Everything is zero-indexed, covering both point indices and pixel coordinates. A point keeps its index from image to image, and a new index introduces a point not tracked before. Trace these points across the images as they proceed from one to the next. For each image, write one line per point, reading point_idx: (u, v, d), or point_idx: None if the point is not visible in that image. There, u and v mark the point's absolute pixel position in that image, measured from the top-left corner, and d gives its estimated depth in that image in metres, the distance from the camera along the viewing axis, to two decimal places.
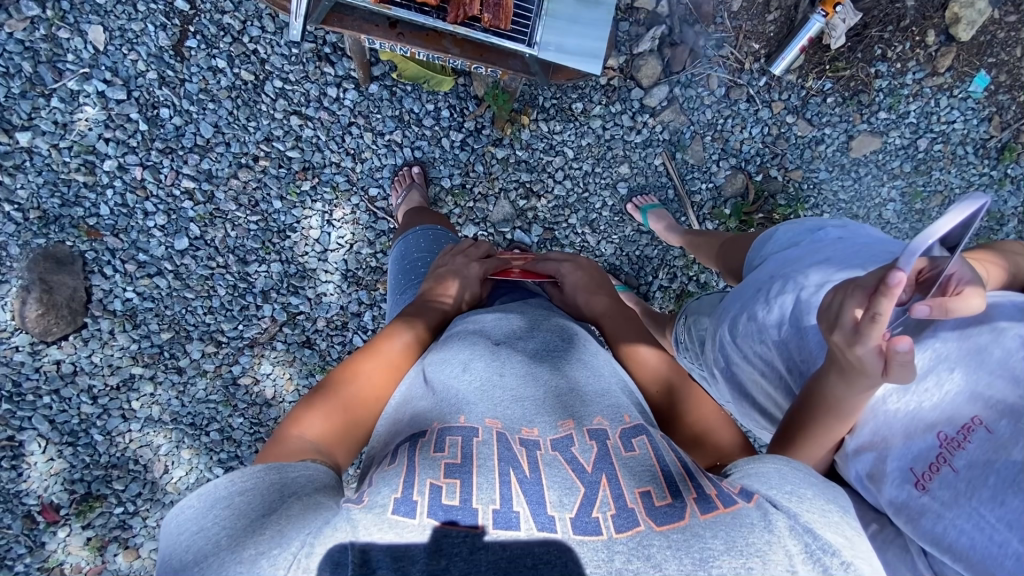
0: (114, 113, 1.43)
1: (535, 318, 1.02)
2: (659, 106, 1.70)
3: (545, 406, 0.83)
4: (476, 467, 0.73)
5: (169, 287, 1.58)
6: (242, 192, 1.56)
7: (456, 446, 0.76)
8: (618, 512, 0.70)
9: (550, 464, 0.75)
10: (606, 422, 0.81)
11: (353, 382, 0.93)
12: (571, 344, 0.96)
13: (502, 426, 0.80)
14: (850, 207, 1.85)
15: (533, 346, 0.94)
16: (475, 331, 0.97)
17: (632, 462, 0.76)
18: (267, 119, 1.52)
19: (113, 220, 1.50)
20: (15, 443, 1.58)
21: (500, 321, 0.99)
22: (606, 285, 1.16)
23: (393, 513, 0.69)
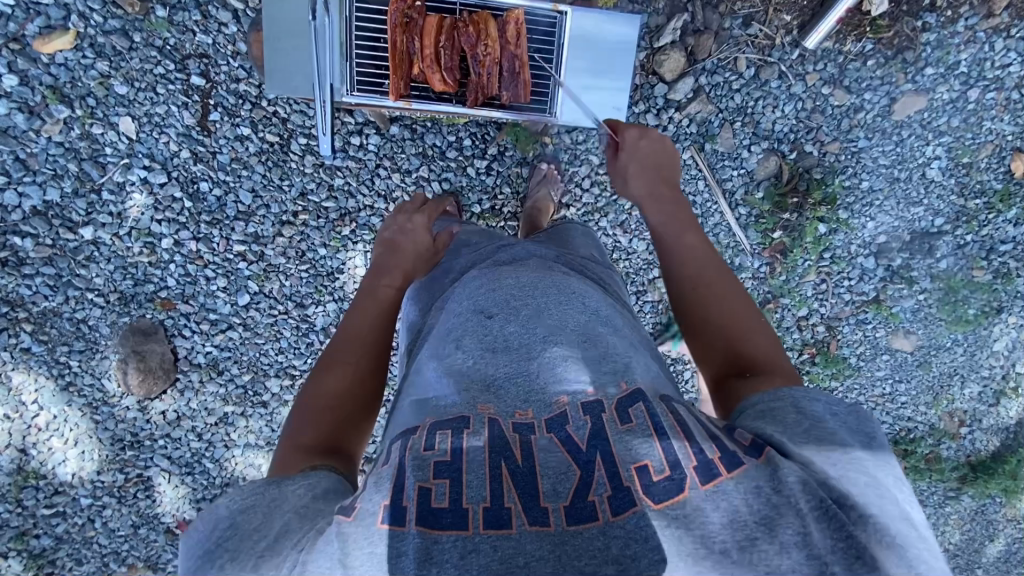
0: (160, 196, 1.51)
1: (528, 276, 1.00)
2: (684, 99, 1.65)
3: (536, 381, 0.83)
4: (467, 465, 0.74)
5: (241, 337, 1.71)
6: (290, 246, 1.63)
7: (445, 441, 0.77)
8: (615, 493, 0.70)
9: (544, 446, 0.76)
10: (601, 392, 0.81)
11: (346, 375, 0.99)
12: (564, 304, 0.94)
13: (493, 410, 0.81)
14: (892, 171, 1.79)
15: (523, 313, 0.93)
16: (462, 298, 0.99)
17: (628, 436, 0.75)
18: (299, 175, 1.56)
19: (180, 289, 1.62)
20: (145, 477, 1.81)
21: (491, 284, 0.99)
22: (669, 158, 1.17)
23: (382, 523, 0.70)
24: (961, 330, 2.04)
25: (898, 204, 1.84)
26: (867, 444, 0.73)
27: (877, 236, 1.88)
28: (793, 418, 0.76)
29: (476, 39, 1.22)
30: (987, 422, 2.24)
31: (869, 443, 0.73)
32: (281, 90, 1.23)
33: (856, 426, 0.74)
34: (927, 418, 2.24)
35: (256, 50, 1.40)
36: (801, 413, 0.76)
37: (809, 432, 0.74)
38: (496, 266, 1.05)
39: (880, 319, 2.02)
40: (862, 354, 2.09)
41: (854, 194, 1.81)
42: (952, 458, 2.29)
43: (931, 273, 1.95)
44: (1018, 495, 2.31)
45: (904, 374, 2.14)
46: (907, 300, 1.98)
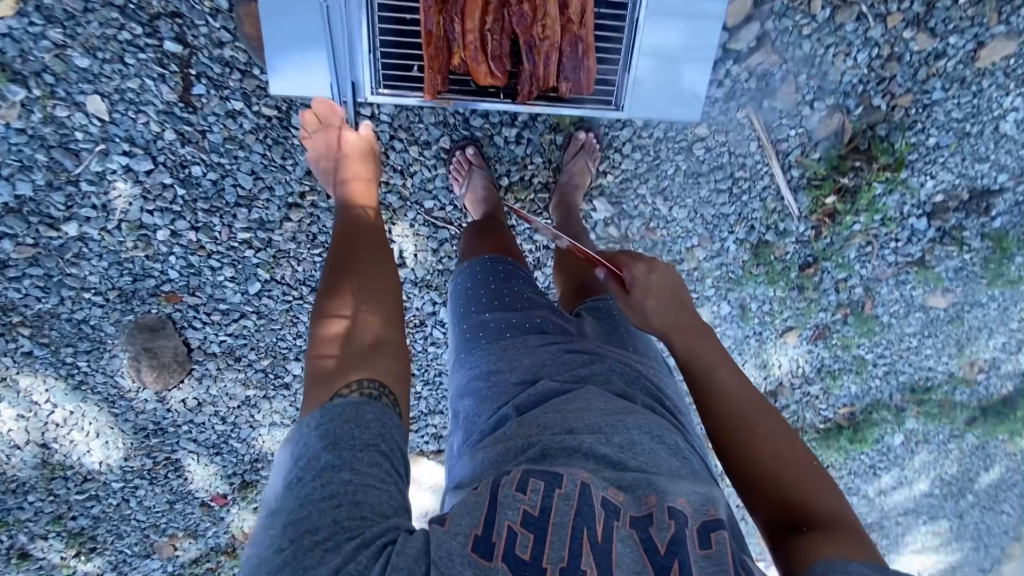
0: (148, 184, 1.34)
1: (614, 402, 0.89)
2: (746, 50, 1.48)
3: (626, 486, 0.76)
4: (553, 522, 0.70)
5: (256, 325, 1.59)
6: (299, 231, 1.47)
7: (538, 493, 0.72)
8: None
9: (623, 537, 0.71)
10: (689, 506, 0.75)
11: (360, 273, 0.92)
12: (656, 438, 0.84)
13: (589, 477, 0.75)
14: (963, 125, 1.61)
15: (620, 442, 0.82)
16: (544, 418, 0.87)
17: (704, 561, 0.70)
18: (304, 152, 1.36)
19: (185, 281, 1.48)
20: (173, 458, 1.77)
21: (574, 403, 0.87)
22: (685, 295, 0.99)
23: (472, 550, 0.68)
24: (999, 287, 1.97)
25: (963, 160, 1.67)
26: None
27: (934, 195, 1.73)
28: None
29: (531, 19, 1.19)
30: (1006, 368, 2.23)
31: None
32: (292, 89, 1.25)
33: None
34: (947, 366, 2.19)
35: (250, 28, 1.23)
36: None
37: None
38: (572, 382, 0.93)
39: (921, 280, 1.92)
40: (895, 312, 2.02)
41: (919, 152, 1.63)
42: (963, 402, 2.28)
43: (982, 232, 1.83)
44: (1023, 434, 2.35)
45: (933, 330, 2.08)
46: (951, 260, 1.88)
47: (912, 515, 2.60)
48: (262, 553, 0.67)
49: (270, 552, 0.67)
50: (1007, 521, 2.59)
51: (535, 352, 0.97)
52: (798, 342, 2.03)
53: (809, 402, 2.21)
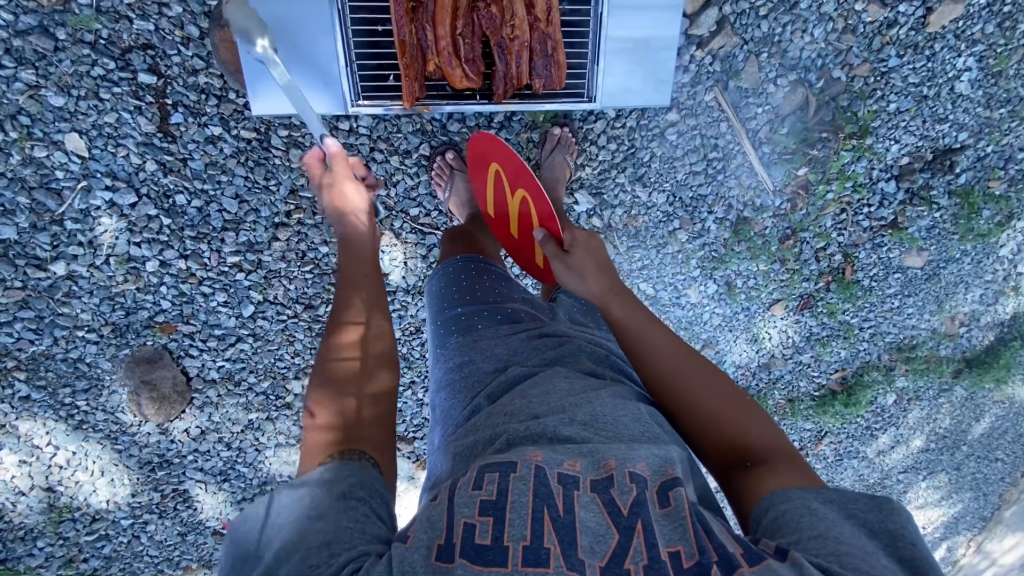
0: (133, 217, 1.36)
1: (579, 380, 0.89)
2: (708, 34, 1.53)
3: (585, 457, 0.74)
4: (511, 503, 0.68)
5: (253, 348, 1.59)
6: (288, 249, 1.48)
7: (493, 481, 0.70)
8: (649, 565, 0.64)
9: (584, 506, 0.69)
10: (649, 468, 0.73)
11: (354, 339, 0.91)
12: (622, 405, 0.84)
13: (543, 457, 0.73)
14: (920, 89, 1.68)
15: (581, 417, 0.81)
16: (507, 401, 0.87)
17: (665, 520, 0.68)
18: (286, 172, 1.38)
19: (177, 310, 1.49)
20: (181, 490, 1.75)
21: (540, 386, 0.88)
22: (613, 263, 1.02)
23: (436, 560, 0.65)
24: (972, 242, 2.01)
25: (924, 122, 1.74)
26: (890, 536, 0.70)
27: (900, 158, 1.80)
28: (806, 520, 0.70)
29: (500, 23, 1.24)
30: (986, 320, 2.26)
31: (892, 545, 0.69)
32: (275, 108, 1.26)
33: (873, 522, 0.71)
34: (930, 324, 2.23)
35: (225, 52, 1.23)
36: (815, 516, 0.70)
37: (820, 537, 0.68)
38: (541, 365, 0.94)
39: (896, 242, 1.98)
40: (876, 276, 2.06)
41: (882, 118, 1.69)
42: (949, 356, 2.32)
43: (949, 190, 1.89)
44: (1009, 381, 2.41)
45: (913, 290, 2.12)
46: (923, 220, 1.93)
47: (915, 473, 2.65)
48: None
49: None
50: (1002, 467, 2.67)
51: (505, 341, 1.00)
52: (785, 314, 2.08)
53: (802, 370, 2.24)
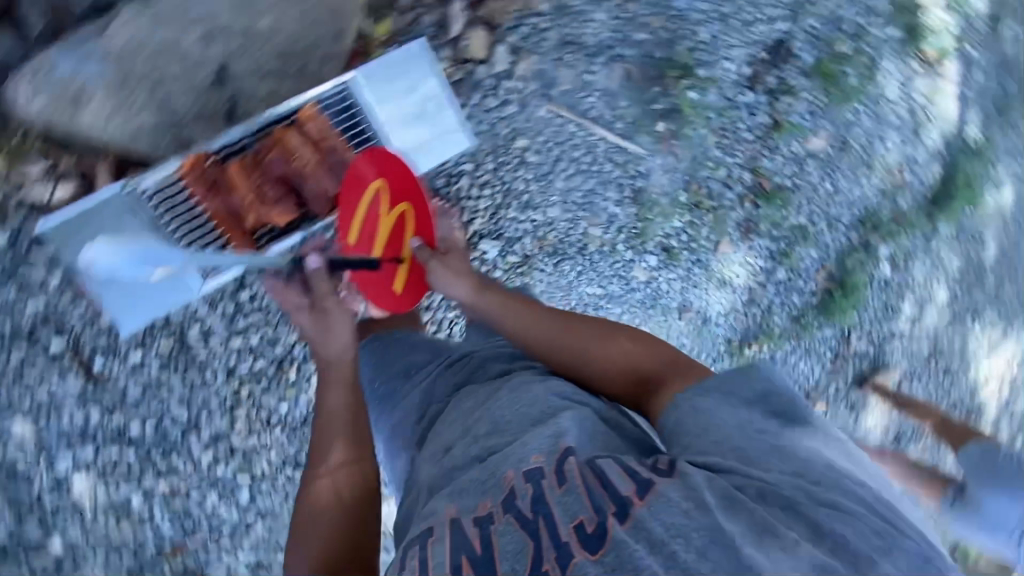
0: (101, 465, 1.46)
1: (478, 397, 1.03)
2: (509, 66, 1.66)
3: (489, 483, 0.85)
4: (435, 564, 0.78)
5: (267, 526, 1.58)
6: (250, 422, 1.54)
7: (418, 562, 0.80)
8: (559, 554, 0.75)
9: (501, 532, 0.79)
10: (540, 460, 0.84)
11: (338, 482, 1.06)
12: (517, 399, 0.97)
13: (455, 512, 0.84)
14: (719, 10, 1.78)
15: (484, 435, 0.94)
16: (429, 450, 1.00)
17: (563, 499, 0.80)
18: (214, 358, 1.50)
19: (180, 530, 1.52)
20: None
21: (451, 415, 1.03)
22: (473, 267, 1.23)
23: None
24: (855, 101, 1.89)
25: (742, 31, 1.81)
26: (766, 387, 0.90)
27: (744, 67, 1.85)
28: (694, 423, 0.87)
29: (285, 162, 1.36)
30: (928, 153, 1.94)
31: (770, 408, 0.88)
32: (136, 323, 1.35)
33: (745, 392, 0.89)
34: (875, 187, 1.96)
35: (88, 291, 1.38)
36: (701, 414, 0.88)
37: (718, 439, 0.84)
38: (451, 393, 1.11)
39: (790, 136, 1.92)
40: (792, 174, 1.96)
41: (702, 48, 1.80)
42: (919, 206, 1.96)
43: (803, 69, 1.86)
44: None
45: (834, 167, 1.95)
46: (801, 105, 1.90)
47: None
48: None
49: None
50: None
51: (421, 386, 1.16)
52: (736, 248, 2.03)
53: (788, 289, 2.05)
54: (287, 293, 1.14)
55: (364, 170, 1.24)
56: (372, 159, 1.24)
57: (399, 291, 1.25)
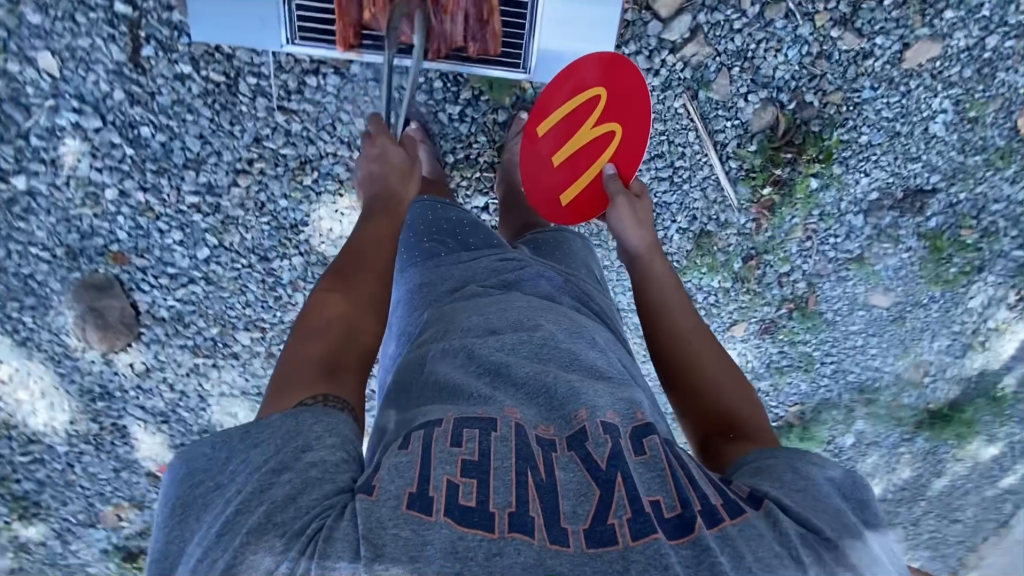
0: (96, 142, 1.44)
1: (524, 301, 0.94)
2: (681, 40, 1.58)
3: (536, 393, 0.79)
4: (494, 468, 0.70)
5: (206, 291, 1.64)
6: (247, 197, 1.55)
7: (473, 441, 0.72)
8: (634, 516, 0.66)
9: (566, 466, 0.71)
10: (618, 417, 0.76)
11: (361, 301, 0.93)
12: (583, 334, 0.90)
13: (521, 415, 0.76)
14: (893, 125, 1.68)
15: (528, 350, 0.84)
16: (472, 317, 0.91)
17: (643, 469, 0.72)
18: (251, 119, 1.47)
19: (133, 243, 1.55)
20: (120, 425, 1.77)
21: (497, 303, 0.93)
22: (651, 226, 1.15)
23: (407, 508, 0.65)
24: (940, 288, 1.92)
25: (895, 159, 1.73)
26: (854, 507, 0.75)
27: (869, 193, 1.77)
28: (788, 476, 0.76)
29: None
30: (952, 372, 2.10)
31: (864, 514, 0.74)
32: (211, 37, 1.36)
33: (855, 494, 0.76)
34: (892, 367, 2.08)
35: None
36: (799, 475, 0.76)
37: (803, 491, 0.73)
38: (498, 287, 0.99)
39: (861, 276, 1.90)
40: (839, 309, 1.95)
41: (852, 149, 1.70)
42: (912, 405, 2.16)
43: (921, 234, 1.84)
44: (970, 436, 2.24)
45: (879, 329, 2.00)
46: (890, 258, 1.87)
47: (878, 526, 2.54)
48: (197, 568, 0.64)
49: (204, 568, 0.64)
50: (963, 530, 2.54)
51: (466, 266, 1.05)
52: (745, 337, 1.98)
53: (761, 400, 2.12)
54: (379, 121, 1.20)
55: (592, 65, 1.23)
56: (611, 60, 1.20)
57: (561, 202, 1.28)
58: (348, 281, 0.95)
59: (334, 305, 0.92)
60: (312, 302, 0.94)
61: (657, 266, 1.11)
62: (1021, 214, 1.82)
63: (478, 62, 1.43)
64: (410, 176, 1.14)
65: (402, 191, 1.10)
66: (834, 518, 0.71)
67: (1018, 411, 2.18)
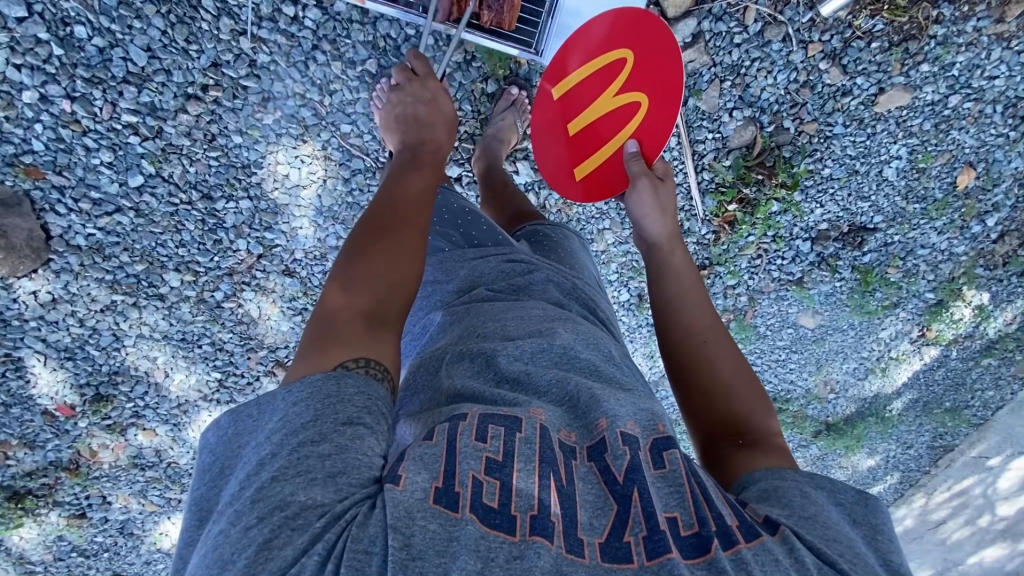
0: (18, 35, 1.24)
1: (540, 309, 0.91)
2: (682, 44, 1.60)
3: (558, 400, 0.77)
4: (518, 470, 0.66)
5: (133, 224, 1.46)
6: (195, 126, 1.39)
7: (498, 439, 0.68)
8: (650, 535, 0.63)
9: (584, 478, 0.69)
10: (638, 428, 0.74)
11: (399, 255, 0.82)
12: (595, 344, 0.87)
13: (546, 418, 0.73)
14: (854, 163, 1.77)
15: (547, 360, 0.81)
16: (486, 322, 0.88)
17: (660, 484, 0.69)
18: (211, 41, 1.32)
19: (51, 156, 1.35)
20: (14, 357, 1.57)
21: (513, 311, 0.90)
22: (673, 213, 1.13)
23: (434, 503, 0.62)
24: (860, 318, 2.07)
25: (848, 195, 1.82)
26: (864, 535, 0.73)
27: (819, 223, 1.86)
28: (798, 501, 0.73)
29: None
30: (853, 393, 2.31)
31: (870, 538, 0.72)
32: None
33: (858, 514, 0.75)
34: (805, 382, 2.26)
35: None
36: (807, 499, 0.74)
37: (813, 519, 0.71)
38: (508, 292, 0.96)
39: (797, 299, 2.01)
40: (771, 325, 2.08)
41: (813, 179, 1.78)
42: (814, 417, 2.36)
43: (856, 268, 1.95)
44: (857, 450, 2.49)
45: (800, 347, 2.15)
46: (825, 285, 1.98)
47: None
48: (226, 534, 0.58)
49: (234, 536, 0.57)
50: None
51: (473, 266, 1.02)
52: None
53: None
54: (424, 64, 1.23)
55: (608, 34, 1.21)
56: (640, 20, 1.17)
57: (579, 177, 1.27)
58: (382, 231, 0.84)
59: (369, 259, 0.80)
60: (345, 250, 0.83)
61: (677, 256, 1.09)
62: (941, 261, 1.96)
63: (487, 33, 1.36)
64: (455, 128, 1.14)
65: (444, 141, 1.10)
66: (841, 539, 0.69)
67: (899, 432, 2.45)
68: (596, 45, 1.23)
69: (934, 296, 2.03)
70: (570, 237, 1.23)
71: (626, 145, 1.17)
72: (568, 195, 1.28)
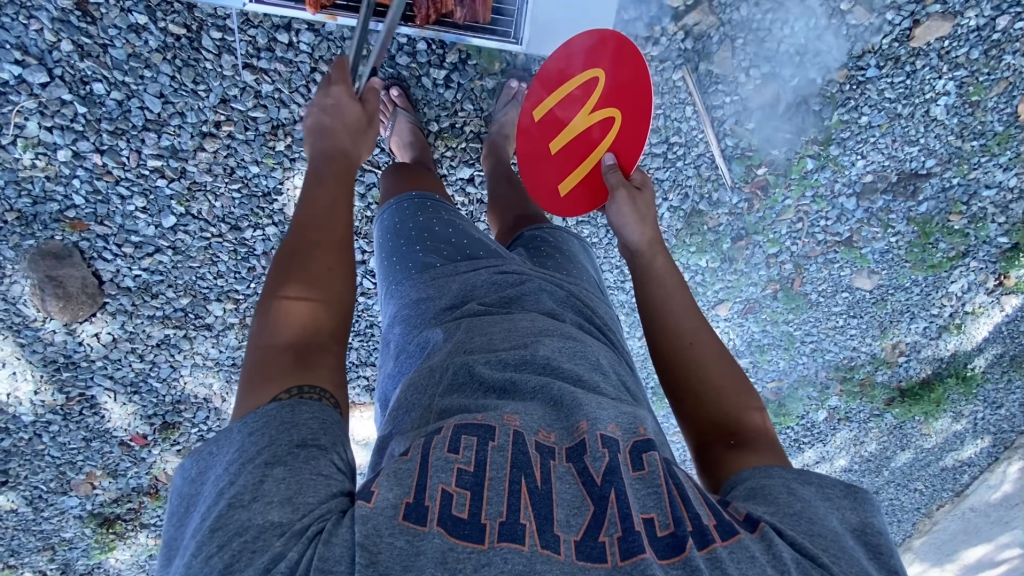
0: (45, 99, 1.33)
1: (523, 319, 0.89)
2: (683, 7, 1.52)
3: (544, 410, 0.75)
4: (490, 479, 0.65)
5: (173, 262, 1.55)
6: (214, 162, 1.45)
7: (471, 449, 0.67)
8: (624, 536, 0.61)
9: (562, 478, 0.67)
10: (620, 431, 0.71)
11: (329, 270, 0.84)
12: (583, 347, 0.85)
13: (521, 424, 0.71)
14: (895, 106, 1.62)
15: (535, 370, 0.79)
16: (469, 335, 0.86)
17: (639, 485, 0.67)
18: (216, 79, 1.37)
19: (91, 209, 1.45)
20: (87, 396, 1.69)
21: (501, 323, 0.88)
22: (654, 217, 1.08)
23: (404, 518, 0.61)
24: (923, 273, 1.90)
25: (893, 142, 1.67)
26: (856, 529, 0.70)
27: (863, 175, 1.72)
28: (783, 499, 0.71)
29: None
30: (927, 353, 2.12)
31: (859, 533, 0.69)
32: None
33: (847, 509, 0.71)
34: (870, 348, 2.09)
35: None
36: (793, 496, 0.71)
37: (797, 515, 0.68)
38: (500, 305, 0.94)
39: (848, 260, 1.87)
40: (823, 291, 1.94)
41: (850, 130, 1.65)
42: (884, 384, 2.18)
43: (912, 219, 1.79)
44: (938, 415, 2.30)
45: (859, 311, 1.99)
46: (878, 242, 1.83)
47: None
48: (191, 565, 0.59)
49: (198, 566, 0.59)
50: (920, 498, 2.62)
51: (466, 278, 0.98)
52: (727, 317, 1.98)
53: None
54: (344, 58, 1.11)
55: (595, 47, 1.15)
56: (609, 38, 1.13)
57: (563, 194, 1.21)
58: (299, 260, 0.84)
59: (302, 285, 0.83)
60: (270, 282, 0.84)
61: (658, 262, 1.04)
62: (1011, 200, 1.77)
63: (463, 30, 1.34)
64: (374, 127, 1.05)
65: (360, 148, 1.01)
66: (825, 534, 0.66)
67: (985, 392, 2.24)
68: (579, 59, 1.17)
69: (1008, 240, 1.84)
70: (565, 235, 1.21)
71: (603, 160, 1.13)
72: (553, 212, 1.22)
